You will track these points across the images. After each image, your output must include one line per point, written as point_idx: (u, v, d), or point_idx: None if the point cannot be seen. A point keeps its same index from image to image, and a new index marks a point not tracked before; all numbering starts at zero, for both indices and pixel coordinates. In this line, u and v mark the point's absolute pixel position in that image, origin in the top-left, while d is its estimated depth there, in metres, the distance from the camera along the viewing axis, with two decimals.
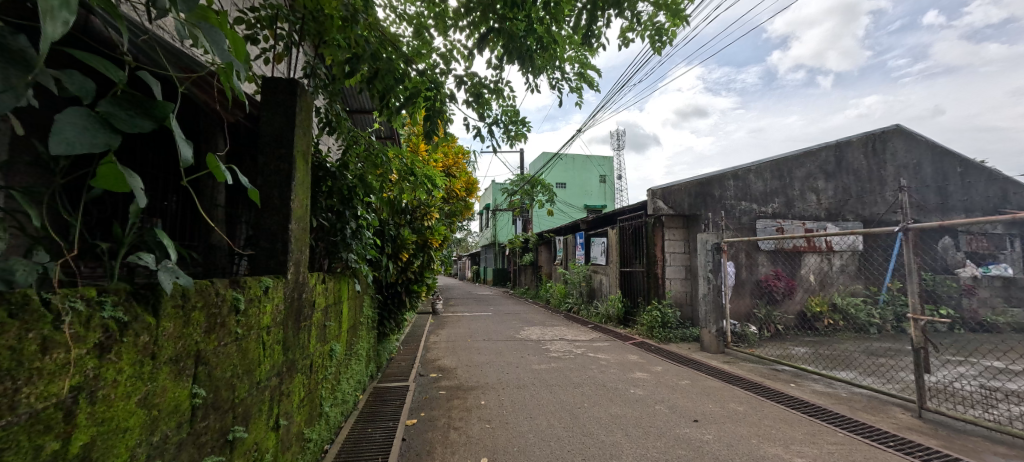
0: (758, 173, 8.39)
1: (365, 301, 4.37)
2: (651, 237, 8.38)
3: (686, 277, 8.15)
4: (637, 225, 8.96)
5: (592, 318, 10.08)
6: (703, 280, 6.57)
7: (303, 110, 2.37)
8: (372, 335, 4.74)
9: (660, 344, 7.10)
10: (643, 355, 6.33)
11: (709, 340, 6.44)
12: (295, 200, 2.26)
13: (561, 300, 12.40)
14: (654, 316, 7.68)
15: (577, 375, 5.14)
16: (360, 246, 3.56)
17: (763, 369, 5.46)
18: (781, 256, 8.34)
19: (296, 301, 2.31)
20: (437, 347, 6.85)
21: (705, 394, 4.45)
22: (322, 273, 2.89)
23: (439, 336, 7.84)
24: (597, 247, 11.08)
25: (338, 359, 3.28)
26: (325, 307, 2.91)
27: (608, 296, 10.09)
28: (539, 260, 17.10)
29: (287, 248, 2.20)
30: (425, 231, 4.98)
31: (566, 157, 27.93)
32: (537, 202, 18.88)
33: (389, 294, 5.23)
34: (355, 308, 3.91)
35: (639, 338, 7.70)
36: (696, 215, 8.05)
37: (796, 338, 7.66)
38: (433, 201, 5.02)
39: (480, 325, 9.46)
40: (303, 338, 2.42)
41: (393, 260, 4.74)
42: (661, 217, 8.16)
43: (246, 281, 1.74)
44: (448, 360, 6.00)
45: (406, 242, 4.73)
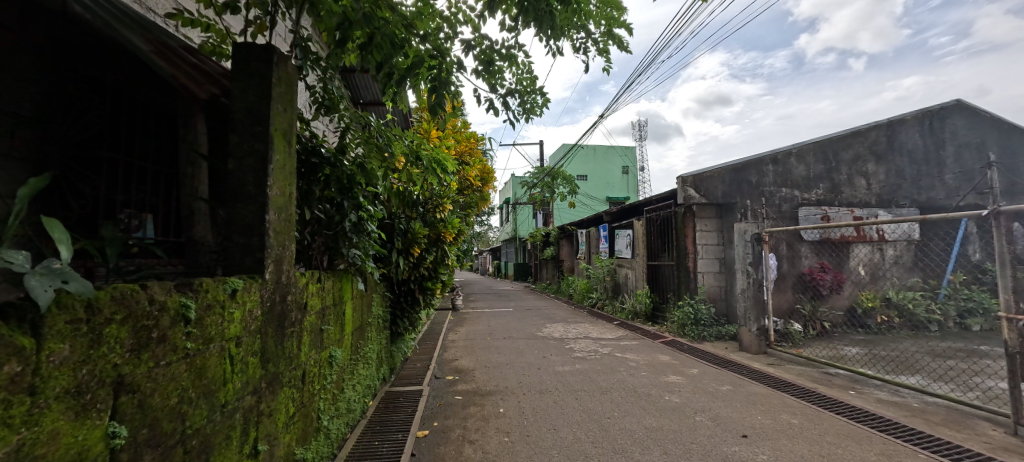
0: (799, 156, 7.70)
1: (375, 300, 4.06)
2: (681, 228, 7.81)
3: (720, 271, 7.57)
4: (665, 215, 8.40)
5: (618, 314, 9.59)
6: (741, 274, 6.01)
7: (283, 82, 2.01)
8: (383, 336, 4.45)
9: (693, 343, 6.59)
10: (675, 355, 5.85)
11: (749, 339, 5.89)
12: (273, 187, 1.91)
13: (585, 296, 11.94)
14: (686, 312, 7.17)
15: (604, 379, 4.72)
16: (365, 240, 3.23)
17: (813, 373, 4.91)
18: (826, 247, 7.65)
19: (279, 304, 1.97)
20: (455, 346, 6.54)
21: (752, 402, 3.96)
22: (317, 272, 2.56)
23: (458, 334, 7.55)
24: (622, 239, 10.55)
25: (341, 366, 2.96)
26: (322, 309, 2.59)
27: (635, 291, 9.58)
28: (560, 254, 16.62)
29: (265, 243, 1.86)
30: (438, 224, 4.63)
31: (587, 147, 27.20)
32: (558, 194, 18.38)
33: (402, 292, 4.92)
34: (362, 308, 3.59)
35: (670, 336, 7.20)
36: (731, 203, 7.44)
37: (845, 337, 6.99)
38: (446, 192, 4.66)
39: (501, 322, 9.12)
40: (291, 347, 2.10)
41: (405, 256, 4.42)
42: (693, 206, 7.58)
43: (201, 284, 1.41)
44: (466, 360, 5.67)
45: (417, 236, 4.40)
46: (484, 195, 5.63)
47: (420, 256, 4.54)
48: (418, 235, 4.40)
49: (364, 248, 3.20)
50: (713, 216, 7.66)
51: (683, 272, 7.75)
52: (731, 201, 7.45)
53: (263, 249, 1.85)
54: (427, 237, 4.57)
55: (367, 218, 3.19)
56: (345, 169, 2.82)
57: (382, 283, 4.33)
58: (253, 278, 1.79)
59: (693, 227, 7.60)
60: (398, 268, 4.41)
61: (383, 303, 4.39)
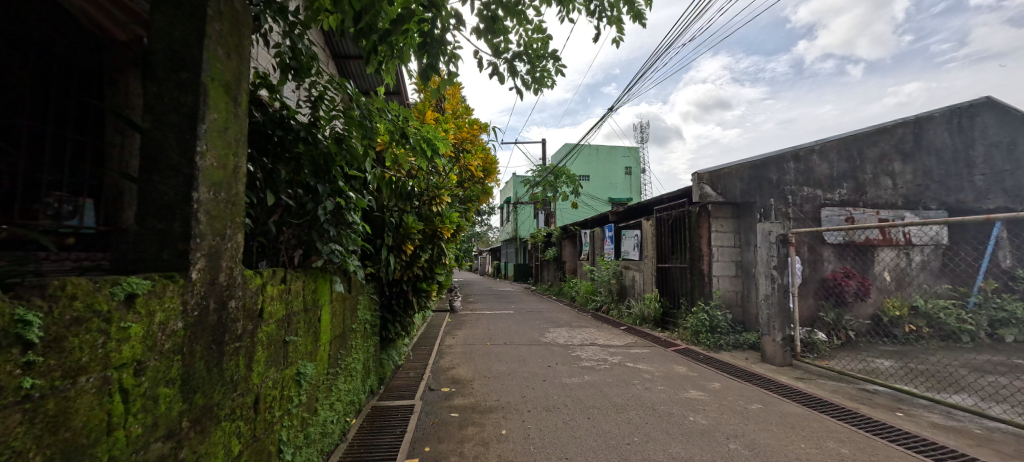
0: (822, 154, 7.21)
1: (361, 303, 3.58)
2: (695, 229, 7.33)
3: (737, 275, 7.09)
4: (678, 215, 7.90)
5: (625, 319, 9.10)
6: (765, 278, 5.52)
7: (224, 17, 1.52)
8: (371, 343, 3.96)
9: (709, 352, 6.11)
10: (692, 366, 5.36)
11: (772, 350, 5.40)
12: (205, 154, 1.42)
13: (589, 299, 11.46)
14: (701, 319, 6.68)
15: (618, 395, 4.22)
16: (348, 234, 2.76)
17: (848, 390, 4.43)
18: (850, 250, 7.15)
19: (217, 313, 1.49)
20: (453, 352, 6.05)
21: (788, 426, 3.47)
22: (281, 270, 2.07)
23: (454, 339, 7.04)
24: (629, 240, 10.06)
25: (313, 384, 2.46)
26: (286, 315, 2.09)
27: (643, 294, 9.09)
28: (562, 255, 16.11)
29: (191, 231, 1.37)
30: (434, 219, 4.13)
31: (590, 147, 26.71)
32: (561, 193, 17.89)
33: (395, 296, 4.41)
34: (344, 313, 3.10)
35: (683, 344, 6.71)
36: (750, 202, 6.96)
37: (872, 348, 6.50)
38: (443, 183, 4.18)
39: (501, 326, 8.62)
40: (234, 368, 1.60)
41: (398, 255, 3.93)
42: (708, 205, 7.09)
43: (59, 287, 0.93)
44: (464, 369, 5.18)
45: (411, 232, 3.91)
46: (488, 188, 5.13)
47: (413, 254, 4.06)
48: (411, 229, 3.91)
49: (347, 243, 2.72)
50: (730, 216, 7.19)
51: (697, 276, 7.26)
52: (749, 201, 6.97)
53: (189, 239, 1.36)
54: (422, 234, 4.08)
55: (351, 208, 2.71)
56: (319, 145, 2.35)
57: (369, 283, 3.85)
58: (172, 279, 1.30)
59: (708, 228, 7.11)
60: (388, 267, 3.92)
61: (371, 307, 3.90)
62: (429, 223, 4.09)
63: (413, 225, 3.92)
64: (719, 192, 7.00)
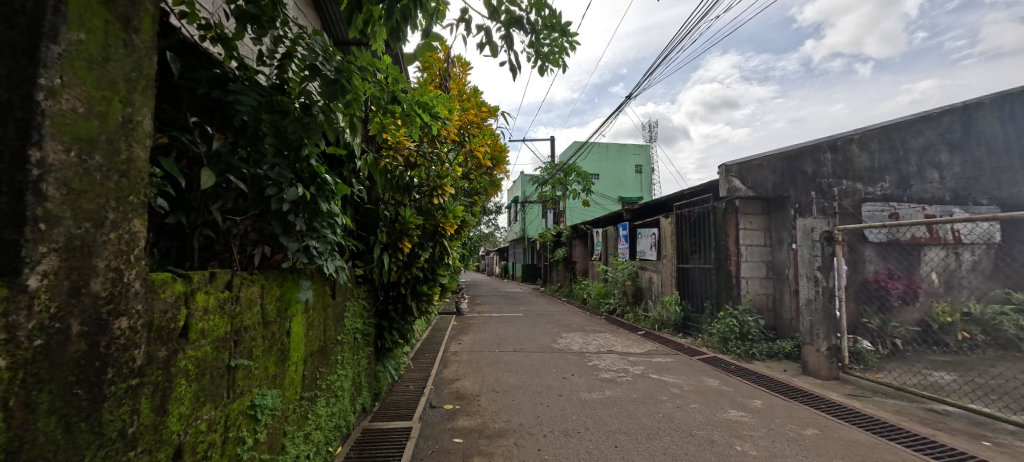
0: (861, 143, 6.58)
1: (350, 311, 3.08)
2: (721, 226, 6.74)
3: (768, 277, 6.48)
4: (701, 212, 7.30)
5: (642, 324, 8.52)
6: (807, 281, 4.93)
7: None
8: (363, 355, 3.45)
9: (740, 362, 5.53)
10: (725, 380, 4.79)
11: (816, 361, 4.80)
12: (55, 92, 0.90)
13: (601, 301, 10.89)
14: (729, 325, 6.10)
15: (646, 415, 3.67)
16: (325, 226, 2.27)
17: (914, 411, 3.82)
18: (894, 249, 6.50)
19: (88, 342, 0.98)
20: (458, 360, 5.56)
21: (859, 459, 2.88)
22: (227, 272, 1.57)
23: (459, 345, 6.53)
24: (645, 240, 9.47)
25: (278, 416, 1.95)
26: (233, 332, 1.59)
27: (661, 297, 8.51)
28: (572, 255, 15.55)
29: (25, 211, 0.85)
30: (435, 214, 3.62)
31: (600, 145, 26.10)
32: (571, 191, 17.32)
33: (393, 301, 3.90)
34: (326, 323, 2.60)
35: (709, 352, 6.13)
36: (782, 197, 6.35)
37: (922, 358, 5.85)
38: (445, 172, 3.68)
39: (510, 330, 8.10)
40: (127, 419, 1.09)
41: (393, 253, 3.42)
42: (735, 200, 6.51)
43: None
44: (470, 381, 4.67)
45: (408, 227, 3.40)
46: (497, 180, 4.61)
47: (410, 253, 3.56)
48: (409, 224, 3.40)
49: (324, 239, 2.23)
50: (760, 212, 6.59)
51: (723, 277, 6.67)
52: (782, 195, 6.37)
53: (22, 224, 0.85)
54: (421, 230, 3.57)
55: (330, 194, 2.23)
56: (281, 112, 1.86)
57: (360, 286, 3.36)
58: None
59: (736, 225, 6.52)
60: (383, 269, 3.42)
61: (363, 314, 3.39)
62: (430, 217, 3.58)
63: (411, 220, 3.41)
64: (747, 185, 6.41)
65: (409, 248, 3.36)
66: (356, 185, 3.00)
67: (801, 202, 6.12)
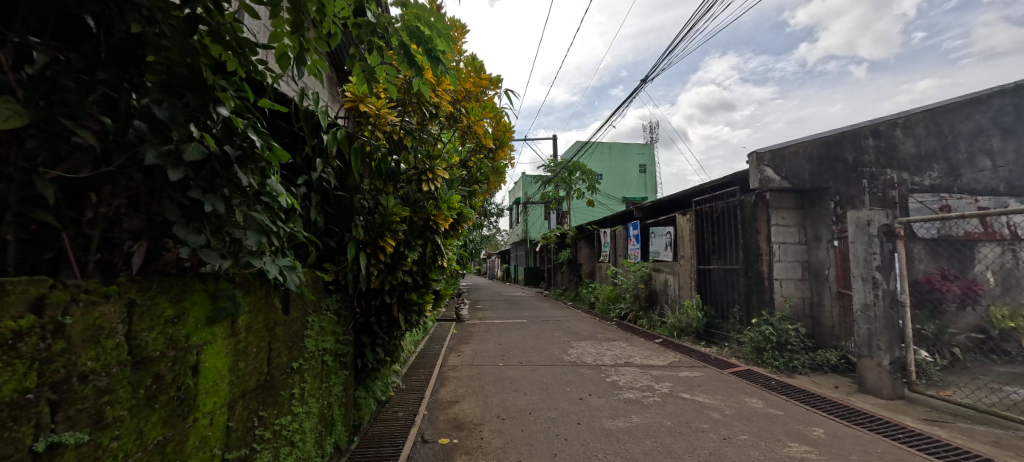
0: (906, 128, 5.91)
1: (314, 329, 2.39)
2: (750, 222, 6.04)
3: (803, 278, 5.80)
4: (725, 208, 6.59)
5: (658, 330, 7.81)
6: (862, 282, 4.23)
7: None
8: (337, 381, 2.76)
9: (780, 377, 4.83)
10: (769, 400, 4.09)
11: (876, 379, 4.10)
12: None
13: (611, 305, 10.20)
14: (763, 333, 5.41)
15: (688, 451, 2.95)
16: (264, 213, 1.58)
17: (1014, 441, 3.12)
18: (945, 247, 5.79)
19: None
20: (457, 377, 4.87)
21: None
22: (34, 284, 0.90)
23: (457, 358, 5.84)
24: (659, 239, 8.77)
25: None
26: (44, 390, 0.91)
27: (678, 301, 7.82)
28: (577, 257, 14.87)
29: None
30: (424, 205, 2.90)
31: (604, 144, 25.42)
32: (575, 191, 16.65)
33: (376, 313, 3.21)
34: (274, 350, 1.91)
35: (741, 364, 5.43)
36: (820, 189, 5.66)
37: (986, 370, 5.13)
38: (438, 152, 2.97)
39: (514, 339, 7.39)
40: None
41: (372, 254, 2.73)
42: (766, 192, 5.82)
43: None
44: (471, 405, 3.98)
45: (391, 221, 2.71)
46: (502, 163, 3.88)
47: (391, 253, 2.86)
48: (392, 217, 2.74)
49: (259, 233, 1.52)
50: (793, 206, 5.90)
51: (755, 279, 5.96)
52: (819, 187, 5.67)
53: None
54: (408, 227, 2.87)
55: (266, 167, 1.55)
56: (165, 31, 1.18)
57: (332, 297, 2.68)
58: None
59: (767, 221, 5.81)
60: (362, 275, 2.73)
61: (334, 330, 2.71)
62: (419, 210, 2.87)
63: (394, 214, 2.72)
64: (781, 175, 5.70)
65: (394, 250, 2.68)
66: (322, 169, 2.32)
67: (843, 194, 5.42)
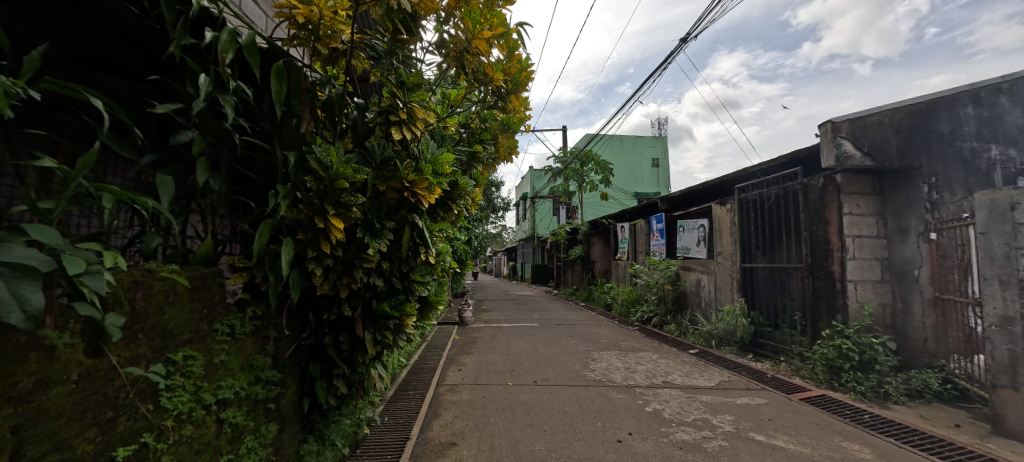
0: None
1: (194, 375, 1.36)
2: (817, 211, 4.93)
3: (882, 280, 4.71)
4: (779, 194, 5.47)
5: (691, 339, 6.71)
6: (1002, 287, 3.13)
7: None
8: (261, 446, 1.74)
9: (871, 408, 3.75)
10: (875, 446, 3.02)
11: (1021, 418, 3.01)
12: None
13: (632, 308, 9.11)
14: (837, 348, 4.32)
15: None
16: None
17: None
18: None
19: None
20: (455, 405, 3.84)
21: None
22: None
23: (455, 375, 4.80)
24: (690, 233, 7.65)
25: None
26: None
27: (714, 305, 6.73)
28: (590, 254, 13.79)
29: None
30: (395, 167, 1.85)
31: (615, 137, 24.23)
32: (587, 183, 15.51)
33: (332, 332, 2.18)
34: (31, 448, 0.89)
35: (810, 385, 4.35)
36: (910, 169, 4.52)
37: None
38: (417, 87, 1.93)
39: (524, 348, 6.35)
40: None
41: (309, 244, 1.68)
42: (838, 173, 4.69)
43: None
44: (472, 450, 2.94)
45: (339, 189, 1.67)
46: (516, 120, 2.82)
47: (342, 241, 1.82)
48: (340, 182, 1.64)
49: None
50: (869, 191, 4.80)
51: (822, 280, 4.85)
52: (907, 166, 4.55)
53: None
54: (370, 201, 1.82)
55: None
56: None
57: (245, 313, 1.66)
58: None
59: (838, 210, 4.70)
60: (297, 277, 1.70)
61: (249, 366, 1.69)
62: (387, 174, 1.83)
63: (342, 175, 1.65)
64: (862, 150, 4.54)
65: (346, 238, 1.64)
66: (201, 93, 1.33)
67: (940, 175, 4.28)
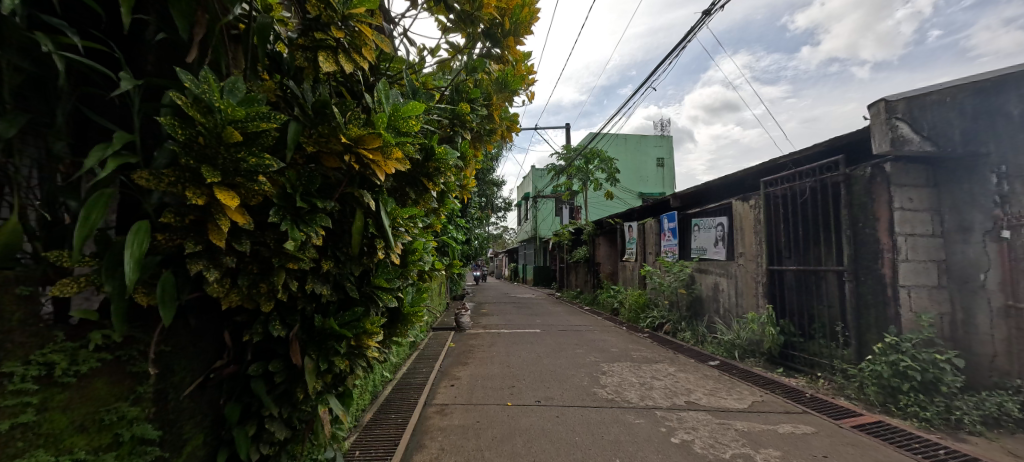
0: None
1: None
2: (863, 205, 4.29)
3: (939, 285, 4.06)
4: (813, 187, 4.84)
5: (709, 349, 6.07)
6: None
7: None
8: None
9: (942, 440, 3.11)
10: None
11: None
12: None
13: (641, 313, 8.48)
14: (893, 365, 3.68)
15: None
16: None
17: None
18: None
19: None
20: (442, 433, 3.22)
21: None
22: None
23: (447, 393, 4.17)
24: (706, 233, 7.02)
25: None
26: None
27: (735, 312, 6.10)
28: (595, 256, 13.15)
29: None
30: (333, 119, 1.23)
31: (620, 135, 23.62)
32: (591, 181, 14.87)
33: (259, 359, 1.56)
34: None
35: (861, 409, 3.71)
36: (973, 156, 3.88)
37: None
38: None
39: (524, 358, 5.74)
40: None
41: (189, 231, 1.09)
42: (888, 161, 4.06)
43: None
44: None
45: (235, 148, 1.05)
46: (514, 77, 2.20)
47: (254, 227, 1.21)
48: (232, 132, 1.00)
49: None
50: (922, 182, 4.16)
51: (870, 285, 4.20)
52: (970, 153, 3.91)
53: None
54: (294, 170, 1.21)
55: None
56: None
57: (88, 341, 1.09)
58: None
59: (889, 205, 4.05)
60: (171, 285, 1.10)
61: (95, 425, 1.09)
62: (320, 129, 1.21)
63: (235, 119, 1.01)
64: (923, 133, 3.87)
65: (249, 227, 1.08)
66: None
67: (1012, 163, 3.64)
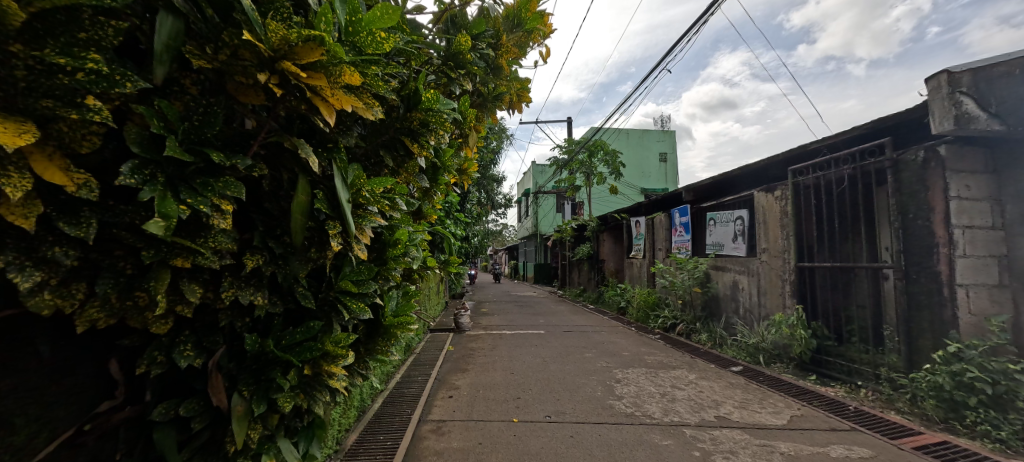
0: None
1: None
2: (913, 193, 3.81)
3: (1001, 285, 3.58)
4: (851, 175, 4.37)
5: (730, 353, 5.59)
6: None
7: None
8: None
9: None
10: None
11: None
12: None
13: (651, 313, 8.01)
14: (956, 376, 3.21)
15: None
16: None
17: None
18: None
19: None
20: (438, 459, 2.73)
21: None
22: None
23: (444, 407, 3.68)
24: (723, 227, 6.54)
25: None
26: None
27: (757, 313, 5.62)
28: (599, 253, 12.67)
29: None
30: (241, 16, 0.80)
31: (622, 130, 23.08)
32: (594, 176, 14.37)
33: (170, 395, 1.08)
34: None
35: (917, 426, 3.24)
36: None
37: None
38: None
39: (529, 363, 5.27)
40: None
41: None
42: (944, 144, 3.58)
43: None
44: None
45: (39, 44, 0.71)
46: (530, 15, 1.88)
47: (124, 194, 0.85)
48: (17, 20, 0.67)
49: None
50: (980, 168, 3.66)
51: (922, 284, 3.71)
52: None
53: None
54: (179, 105, 0.81)
55: None
56: None
57: None
58: None
59: (943, 193, 3.58)
60: None
61: None
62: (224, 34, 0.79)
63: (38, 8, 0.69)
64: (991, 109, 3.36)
65: (83, 191, 0.74)
66: None
67: None
